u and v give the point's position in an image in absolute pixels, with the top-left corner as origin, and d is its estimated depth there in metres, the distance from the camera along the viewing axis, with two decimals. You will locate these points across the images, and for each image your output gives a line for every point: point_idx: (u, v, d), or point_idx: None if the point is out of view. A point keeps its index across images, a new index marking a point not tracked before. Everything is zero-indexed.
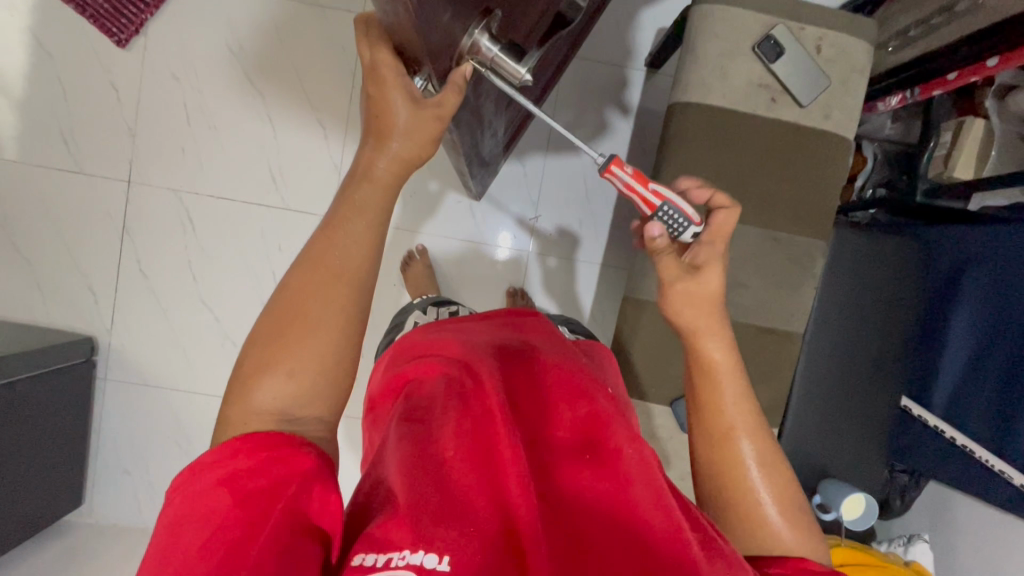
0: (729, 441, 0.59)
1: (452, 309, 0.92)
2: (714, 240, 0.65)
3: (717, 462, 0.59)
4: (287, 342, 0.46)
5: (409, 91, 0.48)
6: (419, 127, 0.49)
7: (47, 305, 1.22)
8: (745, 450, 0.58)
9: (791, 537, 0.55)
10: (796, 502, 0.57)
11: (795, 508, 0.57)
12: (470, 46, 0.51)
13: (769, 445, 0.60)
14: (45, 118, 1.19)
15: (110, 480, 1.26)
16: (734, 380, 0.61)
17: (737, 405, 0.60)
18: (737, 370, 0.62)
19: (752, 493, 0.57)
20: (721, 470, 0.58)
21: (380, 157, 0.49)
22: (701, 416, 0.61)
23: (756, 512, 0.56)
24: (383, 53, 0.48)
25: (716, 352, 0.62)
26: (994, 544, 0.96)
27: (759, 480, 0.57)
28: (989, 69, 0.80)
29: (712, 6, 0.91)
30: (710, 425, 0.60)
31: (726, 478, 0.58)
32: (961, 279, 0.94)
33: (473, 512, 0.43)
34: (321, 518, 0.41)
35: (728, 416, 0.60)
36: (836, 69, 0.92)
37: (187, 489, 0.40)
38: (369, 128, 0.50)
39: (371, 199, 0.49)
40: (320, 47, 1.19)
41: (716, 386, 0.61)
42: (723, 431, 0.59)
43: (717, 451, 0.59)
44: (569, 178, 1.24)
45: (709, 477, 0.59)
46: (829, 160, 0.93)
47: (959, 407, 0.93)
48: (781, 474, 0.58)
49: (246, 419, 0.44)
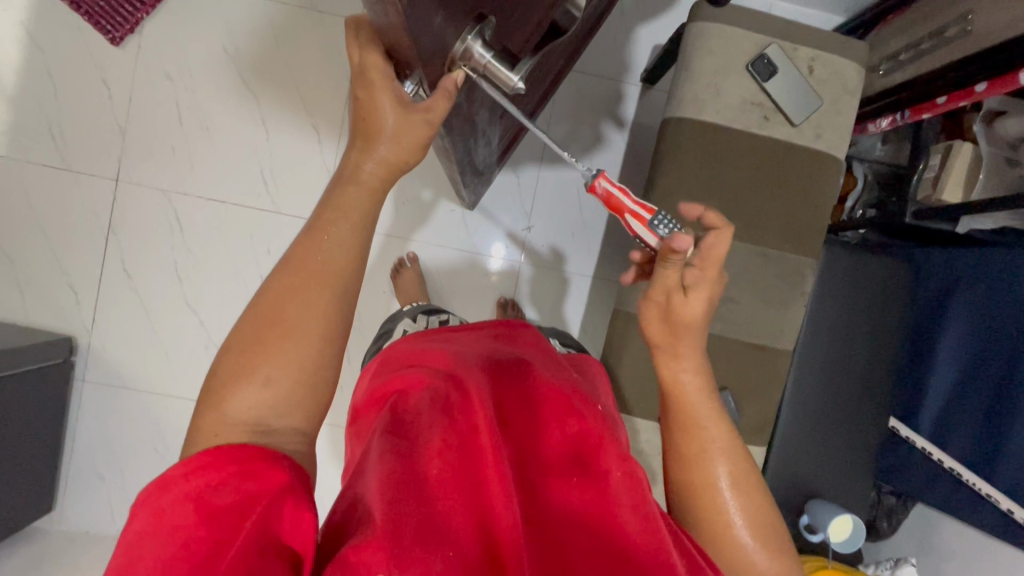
0: (704, 463, 0.57)
1: (442, 318, 0.91)
2: (703, 262, 0.63)
3: (690, 484, 0.57)
4: (264, 348, 0.44)
5: (398, 95, 0.48)
6: (406, 131, 0.48)
7: (26, 303, 1.19)
8: (720, 473, 0.57)
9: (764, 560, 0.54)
10: (772, 529, 0.56)
11: (770, 534, 0.55)
12: (463, 51, 0.49)
13: (745, 469, 0.58)
14: (33, 114, 1.17)
15: (83, 486, 1.22)
16: (706, 402, 0.60)
17: (713, 425, 0.59)
18: (705, 393, 0.61)
19: (725, 517, 0.55)
20: (695, 491, 0.57)
21: (367, 160, 0.48)
22: (678, 436, 0.60)
23: (731, 536, 0.54)
24: (371, 55, 0.48)
25: (687, 372, 0.61)
26: (980, 568, 0.96)
27: (733, 504, 0.55)
28: (978, 94, 0.81)
29: (708, 24, 0.93)
30: (687, 445, 0.58)
31: (701, 500, 0.56)
32: (950, 301, 0.96)
33: (457, 536, 0.42)
34: (292, 535, 0.38)
35: (704, 437, 0.58)
36: (828, 90, 0.94)
37: (148, 505, 0.37)
38: (357, 132, 0.49)
39: (356, 202, 0.48)
40: (318, 52, 1.18)
41: (689, 406, 0.60)
42: (698, 451, 0.58)
43: (691, 473, 0.57)
44: (562, 190, 1.24)
45: (683, 498, 0.58)
46: (820, 180, 0.94)
47: (945, 428, 0.94)
48: (757, 499, 0.56)
49: (216, 430, 0.42)
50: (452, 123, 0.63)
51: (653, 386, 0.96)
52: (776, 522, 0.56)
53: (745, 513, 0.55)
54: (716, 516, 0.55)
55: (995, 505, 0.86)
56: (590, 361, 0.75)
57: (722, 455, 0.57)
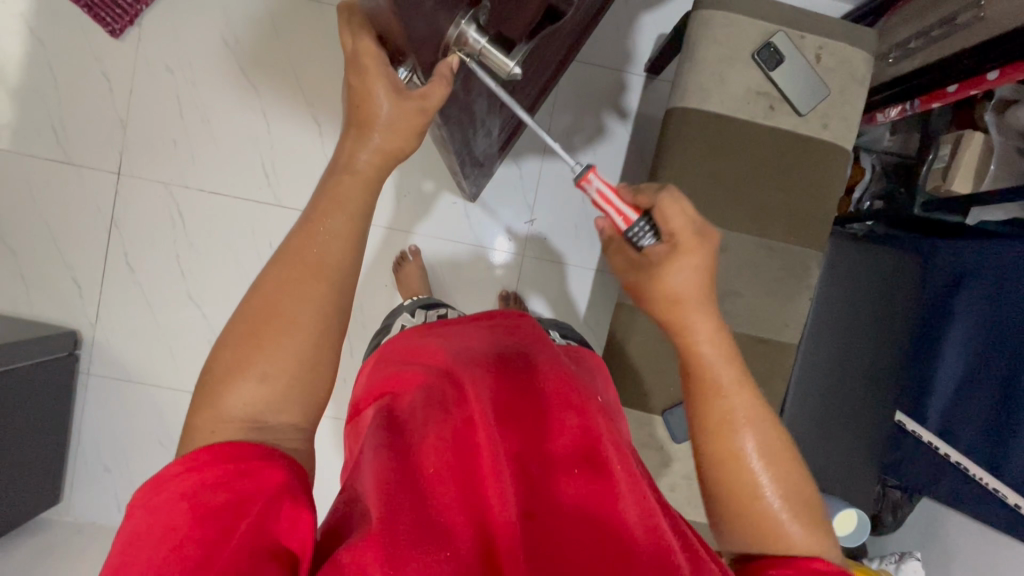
0: (728, 431, 0.55)
1: (441, 312, 0.90)
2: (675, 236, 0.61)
3: (716, 454, 0.55)
4: (260, 342, 0.43)
5: (393, 82, 0.47)
6: (401, 119, 0.47)
7: (31, 296, 1.20)
8: (747, 441, 0.55)
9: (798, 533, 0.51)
10: (807, 499, 0.54)
11: (807, 507, 0.53)
12: (457, 37, 0.48)
13: (773, 434, 0.56)
14: (34, 106, 1.17)
15: (90, 478, 1.23)
16: (729, 365, 0.58)
17: (735, 391, 0.57)
18: (730, 353, 0.59)
19: (755, 488, 0.53)
20: (720, 463, 0.55)
21: (362, 149, 0.48)
22: (699, 405, 0.57)
23: (760, 509, 0.53)
24: (365, 41, 0.47)
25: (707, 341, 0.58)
26: (984, 562, 0.96)
27: (763, 474, 0.54)
28: (989, 82, 0.80)
29: (713, 11, 0.91)
30: (707, 413, 0.56)
31: (729, 474, 0.54)
32: (958, 290, 0.94)
33: (452, 533, 0.42)
34: (289, 536, 0.38)
35: (725, 406, 0.56)
36: (836, 79, 0.92)
37: (145, 504, 0.37)
38: (351, 120, 0.48)
39: (351, 192, 0.47)
40: (317, 43, 1.17)
41: (712, 376, 0.57)
42: (721, 419, 0.56)
43: (717, 443, 0.55)
44: (565, 182, 1.23)
45: (709, 470, 0.56)
46: (827, 170, 0.92)
47: (952, 422, 0.93)
48: (791, 467, 0.54)
49: (212, 428, 0.41)
50: (447, 112, 0.62)
51: (654, 380, 0.96)
52: (810, 489, 0.55)
53: (775, 482, 0.53)
54: (742, 487, 0.53)
55: (1001, 500, 0.85)
56: (591, 356, 0.74)
57: (747, 424, 0.55)
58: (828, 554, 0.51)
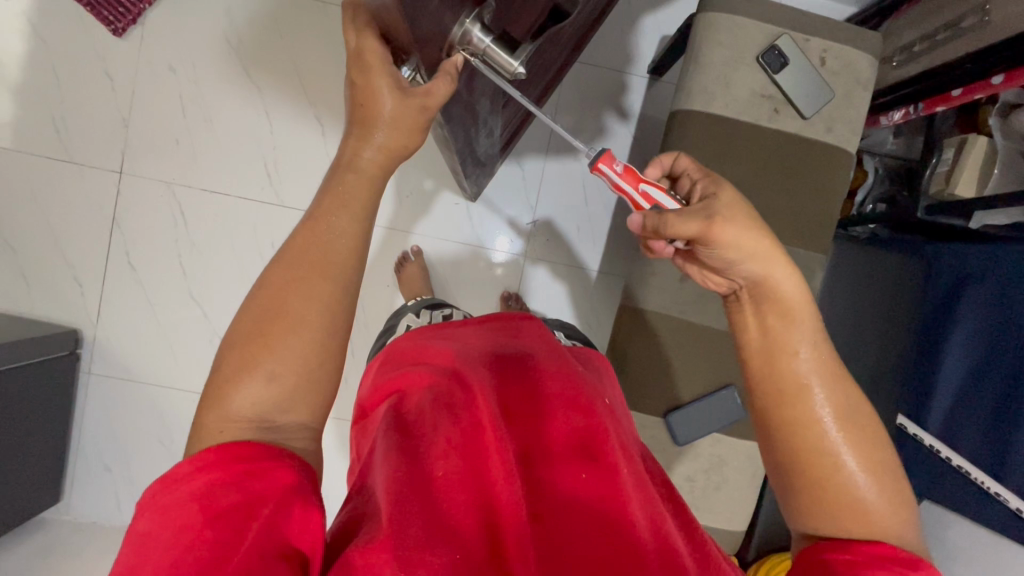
0: (802, 397, 0.53)
1: (446, 312, 0.90)
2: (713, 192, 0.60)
3: (788, 420, 0.53)
4: (267, 340, 0.43)
5: (396, 79, 0.46)
6: (404, 117, 0.47)
7: (32, 295, 1.19)
8: (822, 406, 0.53)
9: (876, 503, 0.50)
10: (885, 468, 0.52)
11: (884, 476, 0.52)
12: (461, 36, 0.48)
13: (851, 399, 0.54)
14: (36, 104, 1.17)
15: (90, 477, 1.23)
16: (807, 323, 0.55)
17: (807, 355, 0.54)
18: (809, 309, 0.56)
19: (833, 458, 0.52)
20: (796, 433, 0.53)
21: (366, 147, 0.47)
22: (770, 372, 0.55)
23: (838, 480, 0.51)
24: (369, 40, 0.46)
25: (786, 285, 0.55)
26: (986, 565, 0.95)
27: (842, 441, 0.52)
28: (994, 86, 0.80)
29: (716, 14, 0.91)
30: (779, 379, 0.54)
31: (801, 442, 0.53)
32: (962, 292, 0.94)
33: (461, 534, 0.42)
34: (300, 535, 0.38)
35: (800, 370, 0.54)
36: (840, 81, 0.92)
37: (155, 504, 0.37)
38: (354, 118, 0.48)
39: (356, 192, 0.47)
40: (320, 43, 1.17)
41: (787, 335, 0.55)
42: (795, 384, 0.54)
43: (793, 412, 0.53)
44: (568, 183, 1.23)
45: (781, 441, 0.54)
46: (832, 172, 0.92)
47: (954, 425, 0.92)
48: (869, 434, 0.53)
49: (221, 427, 0.41)
50: (451, 111, 0.62)
51: (657, 381, 0.95)
52: (887, 453, 0.53)
53: (854, 449, 0.52)
54: (817, 458, 0.52)
55: (1004, 505, 0.84)
56: (595, 354, 0.74)
57: (824, 390, 0.53)
58: (907, 523, 0.50)
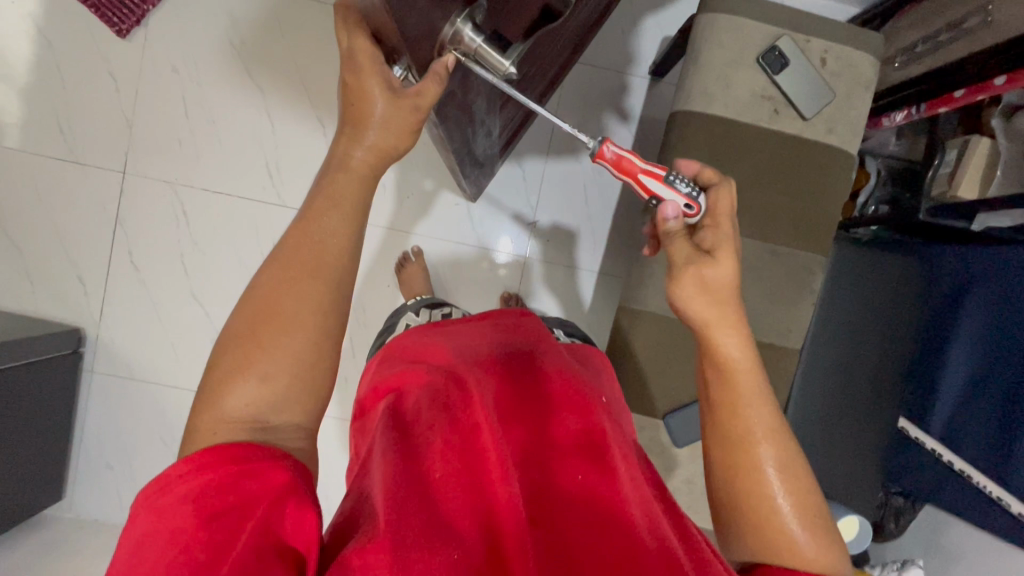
0: (747, 445, 0.56)
1: (445, 312, 0.91)
2: (716, 220, 0.63)
3: (732, 465, 0.56)
4: (260, 341, 0.43)
5: (386, 80, 0.47)
6: (396, 118, 0.47)
7: (36, 294, 1.20)
8: (765, 456, 0.55)
9: (807, 548, 0.52)
10: (819, 517, 0.54)
11: (818, 523, 0.53)
12: (453, 35, 0.48)
13: (791, 450, 0.56)
14: (41, 105, 1.17)
15: (93, 475, 1.24)
16: (753, 380, 0.58)
17: (757, 405, 0.57)
18: (756, 372, 0.59)
19: (770, 501, 0.54)
20: (736, 476, 0.55)
21: (356, 146, 0.48)
22: (719, 417, 0.58)
23: (773, 521, 0.53)
24: (360, 39, 0.47)
25: (733, 347, 0.59)
26: (987, 570, 0.95)
27: (779, 489, 0.54)
28: (997, 87, 0.80)
29: (717, 15, 0.90)
30: (726, 428, 0.57)
31: (742, 485, 0.55)
32: (965, 294, 0.92)
33: (458, 535, 0.42)
34: (295, 536, 0.38)
35: (748, 420, 0.57)
36: (842, 82, 0.91)
37: (149, 506, 0.37)
38: (346, 117, 0.49)
39: (347, 191, 0.48)
40: (322, 44, 1.18)
41: (735, 390, 0.58)
42: (742, 433, 0.56)
43: (736, 456, 0.56)
44: (569, 183, 1.23)
45: (722, 480, 0.57)
46: (833, 174, 0.92)
47: (956, 429, 0.91)
48: (805, 484, 0.55)
49: (214, 429, 0.41)
50: (445, 111, 0.62)
51: (656, 383, 0.95)
52: (823, 508, 0.55)
53: (790, 497, 0.54)
54: (757, 500, 0.54)
55: (1005, 508, 0.84)
56: (592, 352, 0.74)
57: (768, 438, 0.56)
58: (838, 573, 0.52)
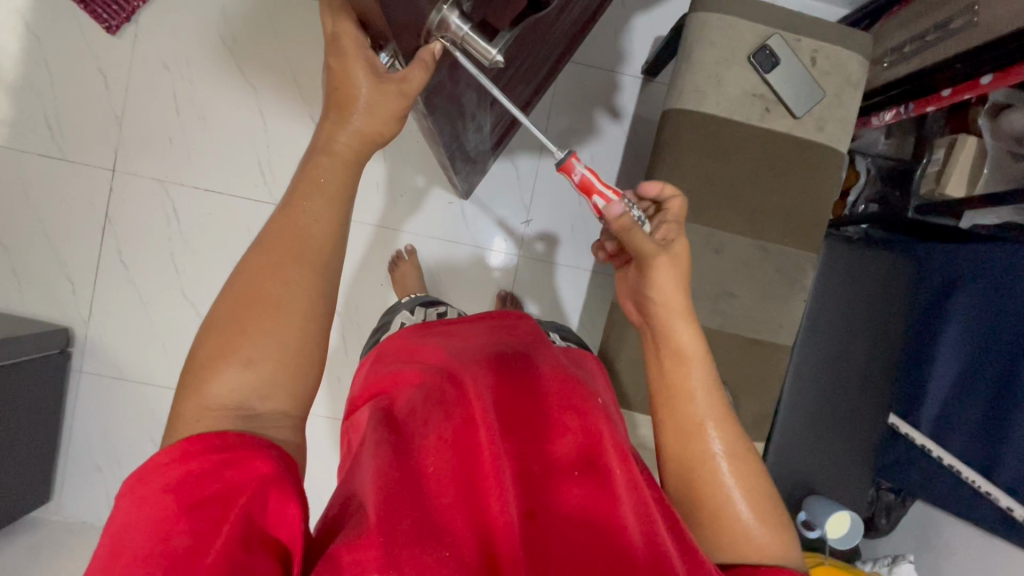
0: (698, 433, 0.57)
1: (440, 310, 0.90)
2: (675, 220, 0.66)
3: (682, 454, 0.57)
4: (245, 328, 0.43)
5: (372, 65, 0.47)
6: (380, 102, 0.48)
7: (24, 293, 1.19)
8: (715, 443, 0.56)
9: (761, 532, 0.52)
10: (770, 505, 0.54)
11: (770, 509, 0.54)
12: (439, 22, 0.47)
13: (739, 441, 0.57)
14: (30, 102, 1.16)
15: (82, 477, 1.23)
16: (700, 369, 0.60)
17: (704, 397, 0.59)
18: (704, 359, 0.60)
19: (722, 488, 0.54)
20: (689, 463, 0.56)
21: (340, 131, 0.48)
22: (669, 409, 0.59)
23: (727, 509, 0.53)
24: (344, 23, 0.47)
25: (685, 337, 0.61)
26: (979, 563, 0.96)
27: (729, 474, 0.55)
28: (984, 86, 0.81)
29: (708, 14, 0.91)
30: (677, 416, 0.58)
31: (696, 474, 0.55)
32: (953, 291, 0.92)
33: (452, 535, 0.42)
34: (278, 528, 0.38)
35: (694, 408, 0.58)
36: (830, 80, 0.92)
37: (130, 495, 0.37)
38: (330, 102, 0.48)
39: (331, 174, 0.48)
40: (313, 41, 1.17)
41: (685, 381, 0.59)
42: (691, 421, 0.57)
43: (685, 445, 0.57)
44: (561, 182, 1.23)
45: (678, 471, 0.57)
46: (822, 171, 0.93)
47: (946, 425, 0.90)
48: (754, 471, 0.56)
49: (197, 416, 0.41)
50: (433, 102, 0.62)
51: (650, 380, 0.95)
52: (776, 499, 0.55)
53: (740, 485, 0.54)
54: (711, 487, 0.54)
55: (994, 503, 0.84)
56: (585, 355, 0.74)
57: (717, 426, 0.57)
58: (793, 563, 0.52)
